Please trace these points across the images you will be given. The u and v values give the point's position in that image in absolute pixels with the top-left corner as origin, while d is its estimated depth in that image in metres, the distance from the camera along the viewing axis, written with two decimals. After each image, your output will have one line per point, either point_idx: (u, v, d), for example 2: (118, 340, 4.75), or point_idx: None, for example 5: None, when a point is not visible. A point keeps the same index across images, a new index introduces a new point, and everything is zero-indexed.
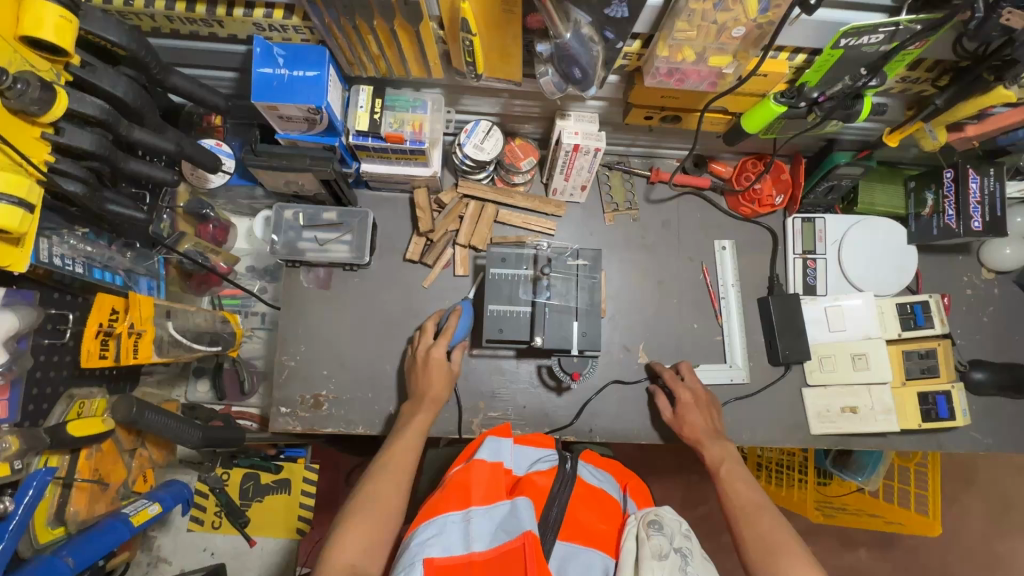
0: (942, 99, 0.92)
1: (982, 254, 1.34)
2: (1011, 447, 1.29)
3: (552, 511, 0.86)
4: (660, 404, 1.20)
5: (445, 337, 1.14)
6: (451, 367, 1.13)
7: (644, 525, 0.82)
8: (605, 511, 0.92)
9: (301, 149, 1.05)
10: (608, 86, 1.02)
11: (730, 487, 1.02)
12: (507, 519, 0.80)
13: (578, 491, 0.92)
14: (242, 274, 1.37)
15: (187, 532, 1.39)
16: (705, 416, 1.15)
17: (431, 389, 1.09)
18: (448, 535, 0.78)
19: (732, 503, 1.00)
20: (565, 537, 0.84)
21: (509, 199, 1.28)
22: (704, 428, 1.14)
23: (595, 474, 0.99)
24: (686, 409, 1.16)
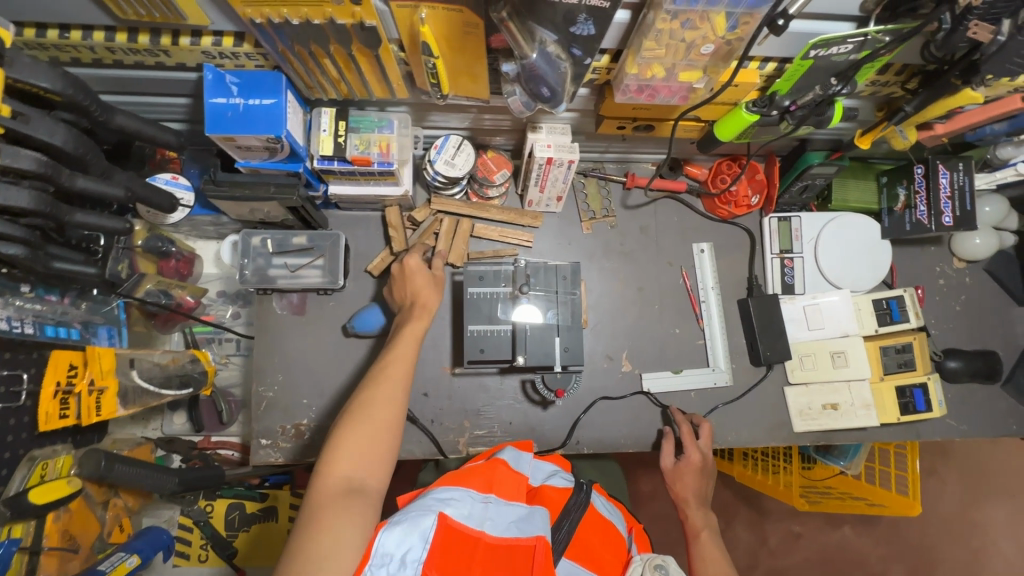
0: (912, 105, 0.92)
1: (954, 244, 1.36)
2: (986, 432, 1.32)
3: (562, 529, 0.83)
4: (664, 451, 1.18)
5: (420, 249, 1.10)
6: (434, 272, 1.08)
7: (650, 568, 0.80)
8: (611, 539, 0.88)
9: (264, 177, 1.01)
10: (579, 99, 1.00)
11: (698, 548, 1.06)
12: (525, 518, 0.76)
13: (591, 517, 0.88)
14: (213, 300, 1.32)
15: (173, 568, 1.34)
16: (698, 484, 1.15)
17: (426, 298, 1.03)
18: (465, 508, 0.75)
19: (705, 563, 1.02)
20: (571, 556, 0.81)
21: (484, 213, 1.26)
22: (695, 493, 1.14)
23: (606, 506, 0.94)
24: (676, 474, 1.16)
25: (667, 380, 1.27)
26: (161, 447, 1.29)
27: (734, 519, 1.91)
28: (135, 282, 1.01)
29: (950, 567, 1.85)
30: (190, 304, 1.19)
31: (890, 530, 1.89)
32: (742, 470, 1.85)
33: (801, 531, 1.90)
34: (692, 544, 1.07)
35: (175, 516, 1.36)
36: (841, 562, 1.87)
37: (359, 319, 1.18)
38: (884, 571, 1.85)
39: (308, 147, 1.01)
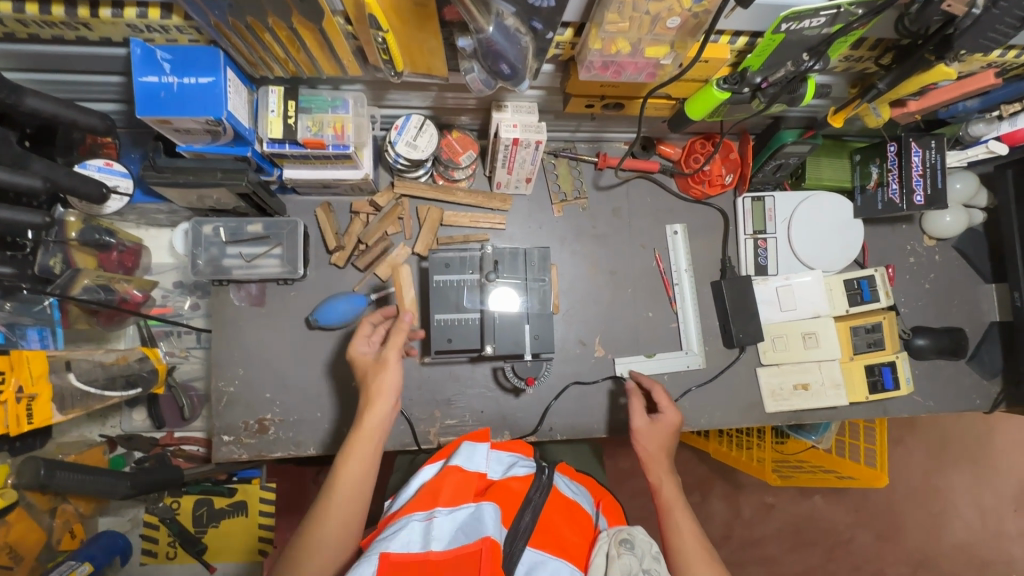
0: (884, 82, 0.89)
1: (925, 222, 1.36)
2: (950, 407, 1.35)
3: (524, 517, 0.80)
4: (634, 410, 1.10)
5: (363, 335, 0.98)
6: (382, 360, 0.92)
7: (615, 542, 0.80)
8: (578, 522, 0.86)
9: (209, 162, 0.94)
10: (543, 76, 0.95)
11: (672, 520, 0.92)
12: (470, 521, 0.73)
13: (555, 500, 0.87)
14: (169, 292, 1.26)
15: (141, 567, 1.31)
16: (668, 444, 1.06)
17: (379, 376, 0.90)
18: (408, 534, 0.72)
19: (681, 538, 0.90)
20: (535, 545, 0.77)
21: (451, 197, 1.21)
22: (661, 456, 1.04)
23: (570, 487, 0.95)
24: (650, 434, 1.06)
25: (640, 364, 1.25)
26: (119, 445, 1.28)
27: (709, 492, 1.93)
28: (70, 277, 0.93)
29: (913, 532, 1.93)
30: (137, 299, 1.13)
31: (859, 499, 1.94)
32: (717, 447, 1.84)
33: (774, 502, 1.93)
34: (665, 516, 0.94)
35: (140, 514, 1.32)
36: (812, 531, 1.91)
37: (324, 310, 1.13)
38: (851, 538, 1.91)
39: (256, 130, 0.94)
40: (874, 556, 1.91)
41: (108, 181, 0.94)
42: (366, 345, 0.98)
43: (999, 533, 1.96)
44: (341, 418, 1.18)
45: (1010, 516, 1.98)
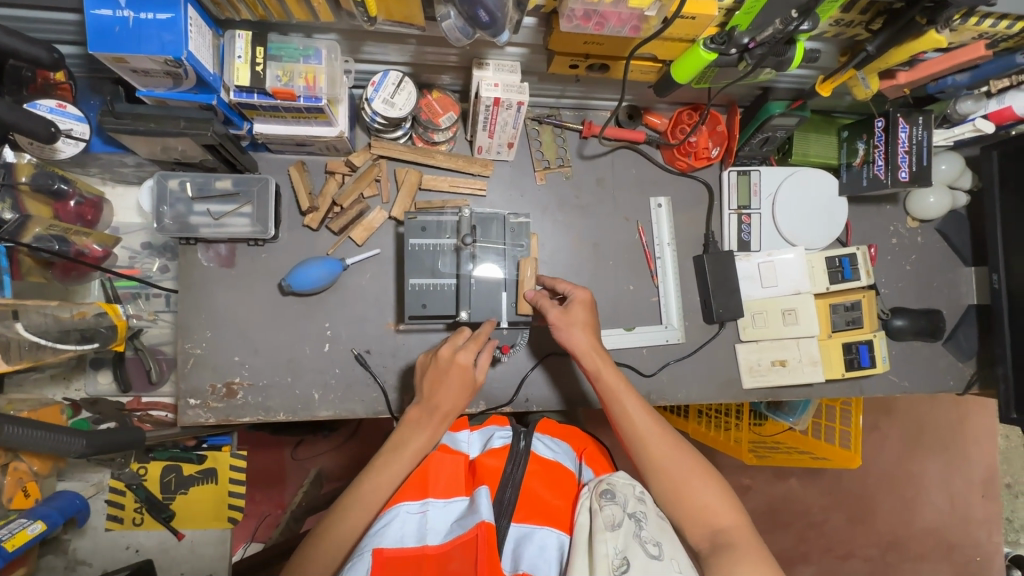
0: (874, 46, 0.86)
1: (909, 203, 1.35)
2: (924, 388, 1.36)
3: (506, 492, 0.80)
4: (544, 306, 1.04)
5: (478, 343, 0.99)
6: (475, 377, 0.98)
7: (597, 494, 0.76)
8: (559, 484, 0.85)
9: (172, 109, 0.90)
10: (525, 30, 0.91)
11: (620, 406, 0.96)
12: (464, 513, 0.76)
13: (533, 468, 0.85)
14: (136, 252, 1.21)
15: (106, 532, 1.29)
16: (589, 320, 1.04)
17: (443, 402, 0.94)
18: (402, 528, 0.75)
19: (632, 422, 0.94)
20: (520, 519, 0.78)
21: (430, 160, 1.17)
22: (585, 341, 1.02)
23: (550, 446, 0.93)
24: (567, 323, 1.03)
25: (618, 338, 1.24)
26: (84, 409, 1.24)
27: None
28: (20, 224, 0.91)
29: (883, 514, 1.97)
30: (97, 254, 1.11)
31: (833, 482, 1.96)
32: (696, 427, 1.84)
33: (750, 484, 1.93)
34: (613, 403, 0.97)
35: (105, 480, 1.29)
36: (786, 512, 1.93)
37: (297, 275, 1.10)
38: (824, 519, 1.93)
39: (223, 77, 0.90)
40: (843, 536, 1.94)
41: (61, 124, 0.90)
42: (467, 354, 0.97)
43: (964, 516, 2.02)
44: (312, 384, 1.15)
45: (976, 501, 2.03)
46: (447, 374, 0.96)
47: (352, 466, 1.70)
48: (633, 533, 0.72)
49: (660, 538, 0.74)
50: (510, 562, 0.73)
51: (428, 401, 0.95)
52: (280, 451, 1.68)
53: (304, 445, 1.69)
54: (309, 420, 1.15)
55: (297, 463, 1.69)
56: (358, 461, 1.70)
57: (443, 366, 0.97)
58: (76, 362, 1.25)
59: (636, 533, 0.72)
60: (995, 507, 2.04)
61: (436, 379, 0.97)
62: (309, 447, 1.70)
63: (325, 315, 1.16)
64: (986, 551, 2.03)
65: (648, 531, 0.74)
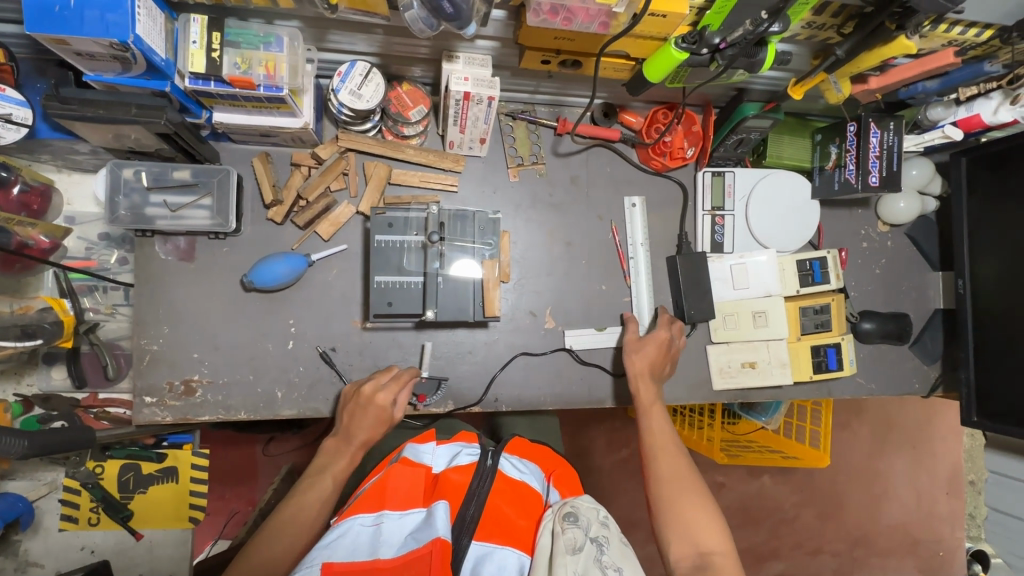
0: (843, 49, 0.86)
1: (879, 208, 1.36)
2: (890, 390, 1.38)
3: (468, 510, 0.79)
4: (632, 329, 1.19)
5: (400, 383, 1.03)
6: (393, 414, 1.01)
7: (560, 517, 0.76)
8: (525, 504, 0.83)
9: (123, 96, 0.86)
10: (494, 23, 0.89)
11: (647, 421, 1.05)
12: (419, 526, 0.74)
13: (499, 485, 0.83)
14: (93, 243, 1.17)
15: (59, 533, 1.24)
16: (654, 355, 1.14)
17: (359, 433, 0.97)
18: (355, 541, 0.74)
19: (655, 436, 1.01)
20: (481, 537, 0.76)
21: (400, 154, 1.14)
22: (641, 364, 1.13)
23: (518, 466, 0.90)
24: (636, 346, 1.15)
25: (591, 338, 1.23)
26: (36, 405, 1.19)
27: None
28: None
29: (851, 511, 2.00)
30: (43, 245, 1.06)
31: (804, 479, 1.98)
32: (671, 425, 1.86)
33: (723, 481, 1.94)
34: (643, 417, 1.06)
35: (59, 479, 1.24)
36: (758, 509, 1.95)
37: (260, 271, 1.06)
38: (793, 516, 1.96)
39: (176, 63, 0.86)
40: (812, 532, 1.97)
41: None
42: (387, 395, 1.01)
43: (929, 512, 2.06)
44: (275, 382, 1.12)
45: (941, 498, 2.08)
46: (364, 409, 0.99)
47: None
48: (595, 557, 0.72)
49: (622, 563, 0.73)
50: None
51: (345, 431, 0.98)
52: (251, 447, 1.65)
53: (275, 440, 1.66)
54: (272, 419, 1.12)
55: (268, 459, 1.66)
56: None
57: (358, 401, 1.00)
58: (27, 357, 1.20)
59: (596, 558, 0.72)
60: (959, 504, 2.10)
61: (354, 414, 1.00)
62: (280, 443, 1.66)
63: (289, 311, 1.13)
64: (950, 546, 2.08)
65: (609, 556, 0.73)
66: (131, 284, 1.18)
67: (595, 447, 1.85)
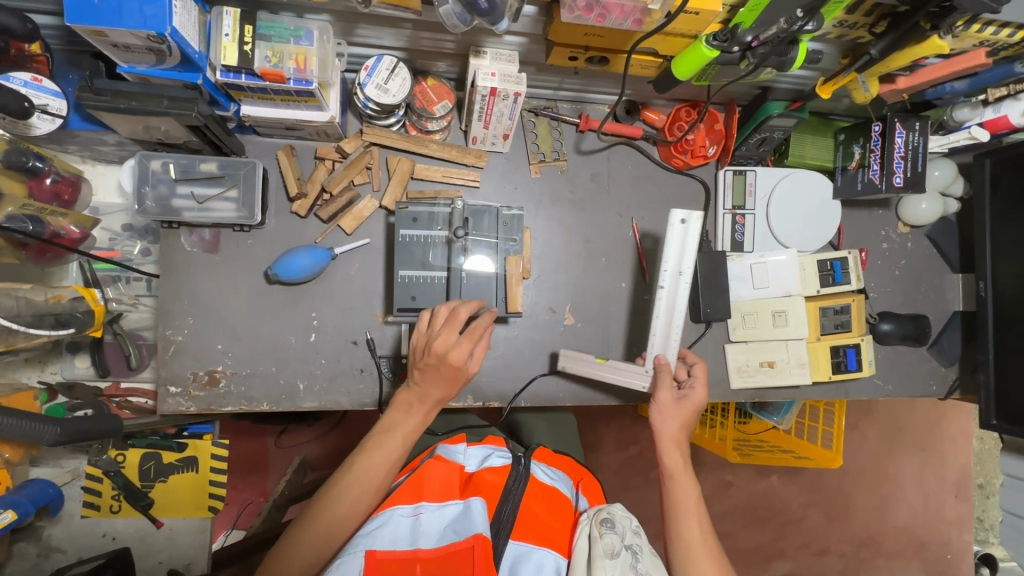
0: (877, 48, 0.86)
1: (900, 209, 1.36)
2: (907, 392, 1.38)
3: (506, 507, 0.80)
4: (660, 385, 1.04)
5: (471, 339, 0.89)
6: (468, 369, 0.90)
7: (595, 523, 0.77)
8: (557, 507, 0.84)
9: (155, 87, 0.86)
10: (524, 19, 0.89)
11: (681, 527, 0.90)
12: (458, 518, 0.75)
13: (533, 488, 0.85)
14: (118, 234, 1.18)
15: (82, 520, 1.26)
16: (687, 422, 1.02)
17: (432, 390, 0.90)
18: (395, 530, 0.75)
19: (687, 545, 0.88)
20: (517, 537, 0.76)
21: (424, 148, 1.15)
22: (674, 431, 1.00)
23: (547, 472, 0.92)
24: (671, 409, 1.02)
25: (589, 367, 1.14)
26: (59, 393, 1.19)
27: None
28: None
29: (859, 512, 2.00)
30: (74, 235, 1.07)
31: (814, 479, 1.98)
32: None
33: (733, 480, 1.94)
34: (672, 522, 0.91)
35: (82, 466, 1.26)
36: (767, 508, 1.95)
37: (284, 264, 1.07)
38: (803, 515, 1.96)
39: (208, 55, 0.86)
40: (821, 531, 1.98)
41: (36, 98, 0.85)
42: (461, 352, 0.87)
43: (937, 515, 2.06)
44: (297, 374, 1.13)
45: (950, 500, 2.08)
46: (433, 369, 0.88)
47: (337, 454, 1.70)
48: (630, 564, 0.73)
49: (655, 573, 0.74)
50: None
51: (419, 389, 0.90)
52: (264, 439, 1.66)
53: (288, 432, 1.67)
54: (293, 410, 1.13)
55: (280, 451, 1.67)
56: (344, 450, 1.70)
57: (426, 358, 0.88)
58: (52, 345, 1.21)
59: (632, 565, 0.73)
60: (967, 507, 2.09)
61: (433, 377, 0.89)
62: (293, 435, 1.68)
63: (312, 305, 1.14)
64: (958, 548, 2.08)
65: (643, 564, 0.74)
66: (155, 274, 1.19)
67: (604, 444, 1.86)
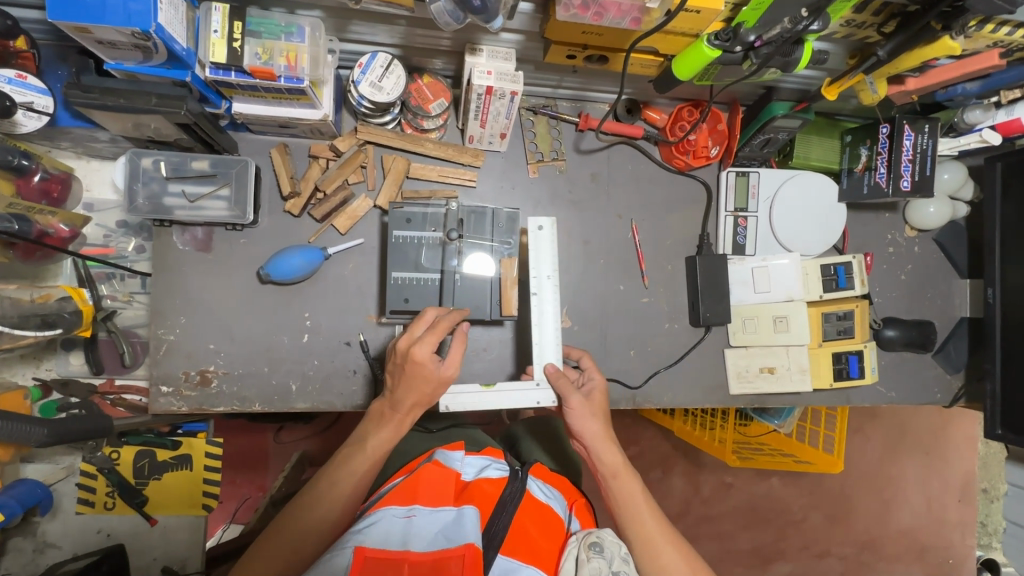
0: (885, 49, 0.83)
1: (908, 212, 1.32)
2: (911, 399, 1.35)
3: (500, 518, 0.79)
4: (563, 390, 0.95)
5: (435, 333, 0.86)
6: (439, 372, 0.86)
7: (585, 545, 0.76)
8: (549, 526, 0.83)
9: (143, 85, 0.85)
10: (521, 16, 0.87)
11: (626, 516, 0.90)
12: (451, 524, 0.74)
13: (527, 504, 0.83)
14: (111, 231, 1.17)
15: (77, 516, 1.26)
16: (600, 417, 0.97)
17: (399, 402, 0.89)
18: (387, 529, 0.73)
19: (643, 533, 0.88)
20: (506, 552, 0.75)
21: (419, 147, 1.13)
22: (601, 431, 0.95)
23: (543, 490, 0.90)
24: (584, 412, 0.95)
25: (471, 398, 0.97)
26: (55, 390, 1.19)
27: (671, 470, 1.88)
28: None
29: (860, 516, 1.98)
30: (63, 233, 1.06)
31: (815, 482, 1.96)
32: (682, 426, 1.77)
33: (733, 482, 1.92)
34: (621, 513, 0.90)
35: (76, 463, 1.26)
36: (767, 511, 1.93)
37: (277, 264, 1.06)
38: (803, 518, 1.95)
39: (197, 52, 0.84)
40: (821, 535, 1.96)
41: (21, 96, 0.84)
42: (426, 350, 0.85)
43: (940, 519, 2.04)
44: (290, 375, 1.12)
45: (953, 505, 2.05)
46: (404, 369, 0.87)
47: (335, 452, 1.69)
48: None
49: None
50: None
51: (390, 400, 0.90)
52: (262, 435, 1.66)
53: (287, 429, 1.67)
54: (286, 411, 1.13)
55: (279, 448, 1.67)
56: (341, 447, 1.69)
57: (399, 361, 0.88)
58: (46, 342, 1.20)
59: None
60: (971, 512, 2.07)
61: (408, 381, 0.87)
62: (291, 432, 1.67)
63: (306, 305, 1.13)
64: (959, 553, 2.05)
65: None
66: (148, 272, 1.18)
67: None
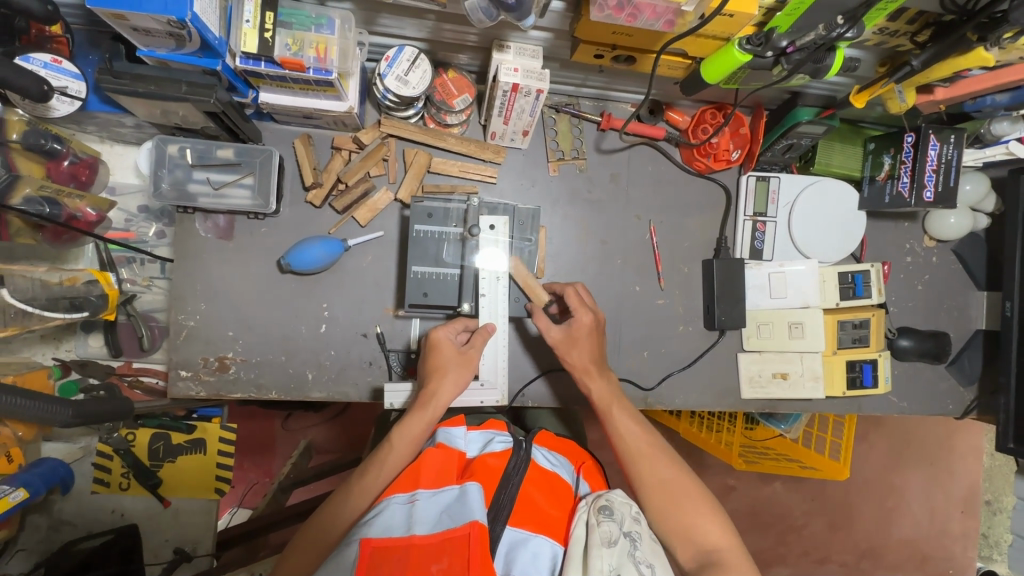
0: (919, 59, 0.82)
1: (927, 222, 1.32)
2: (923, 411, 1.35)
3: (506, 492, 0.79)
4: (544, 328, 1.03)
5: (452, 322, 1.02)
6: (462, 352, 0.98)
7: (595, 510, 0.78)
8: (558, 495, 0.85)
9: (174, 72, 0.85)
10: (551, 14, 0.87)
11: (612, 423, 0.97)
12: (453, 503, 0.75)
13: (532, 474, 0.85)
14: (133, 215, 1.18)
15: (92, 495, 1.28)
16: (594, 345, 1.03)
17: (429, 389, 0.94)
18: (391, 518, 0.75)
19: (626, 442, 0.94)
20: (515, 523, 0.76)
21: (441, 142, 1.13)
22: (583, 357, 1.03)
23: (549, 457, 0.91)
24: (566, 347, 1.03)
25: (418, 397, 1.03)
26: (73, 370, 1.20)
27: None
28: (9, 183, 0.88)
29: (862, 523, 1.99)
30: (90, 217, 1.07)
31: (818, 488, 1.96)
32: (688, 427, 1.77)
33: (736, 484, 1.92)
34: (608, 419, 0.98)
35: (93, 444, 1.28)
36: (770, 514, 1.94)
37: (298, 254, 1.06)
38: (804, 523, 1.95)
39: (228, 41, 0.84)
40: (822, 540, 1.96)
41: (56, 80, 0.85)
42: (452, 333, 1.01)
43: (942, 529, 2.03)
44: (307, 364, 1.13)
45: (956, 516, 2.05)
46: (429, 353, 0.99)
47: (343, 441, 1.71)
48: (628, 552, 0.74)
49: (653, 559, 0.75)
50: (501, 565, 0.73)
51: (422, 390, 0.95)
52: (271, 421, 1.67)
53: (295, 417, 1.69)
54: (302, 400, 1.14)
55: (287, 435, 1.69)
56: (350, 437, 1.71)
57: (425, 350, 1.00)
58: (66, 323, 1.22)
59: (630, 553, 0.74)
60: (974, 524, 2.06)
61: (434, 365, 0.97)
62: (300, 419, 1.69)
63: (324, 296, 1.14)
64: (960, 564, 2.05)
65: (642, 551, 0.75)
66: (168, 257, 1.19)
67: None
